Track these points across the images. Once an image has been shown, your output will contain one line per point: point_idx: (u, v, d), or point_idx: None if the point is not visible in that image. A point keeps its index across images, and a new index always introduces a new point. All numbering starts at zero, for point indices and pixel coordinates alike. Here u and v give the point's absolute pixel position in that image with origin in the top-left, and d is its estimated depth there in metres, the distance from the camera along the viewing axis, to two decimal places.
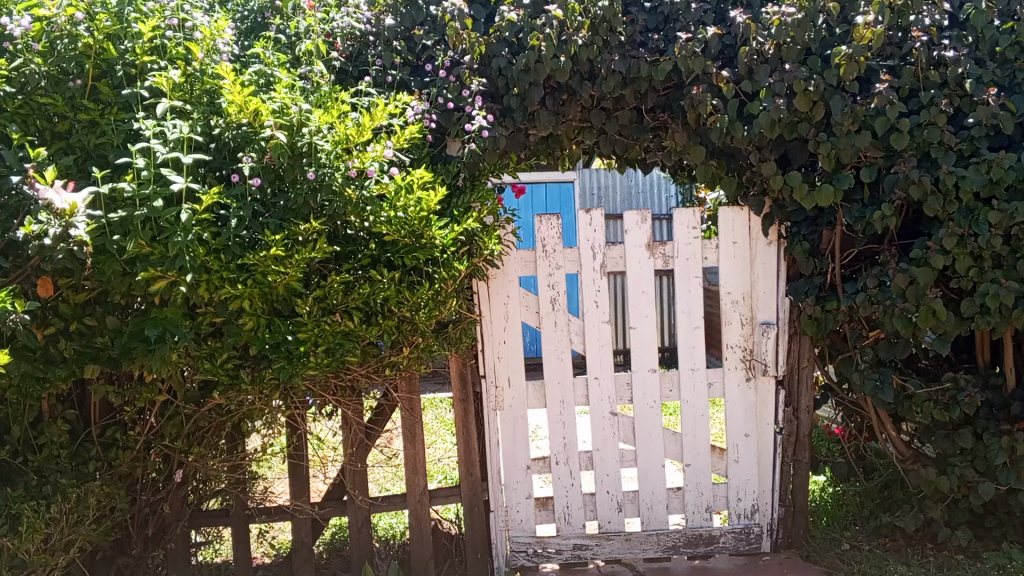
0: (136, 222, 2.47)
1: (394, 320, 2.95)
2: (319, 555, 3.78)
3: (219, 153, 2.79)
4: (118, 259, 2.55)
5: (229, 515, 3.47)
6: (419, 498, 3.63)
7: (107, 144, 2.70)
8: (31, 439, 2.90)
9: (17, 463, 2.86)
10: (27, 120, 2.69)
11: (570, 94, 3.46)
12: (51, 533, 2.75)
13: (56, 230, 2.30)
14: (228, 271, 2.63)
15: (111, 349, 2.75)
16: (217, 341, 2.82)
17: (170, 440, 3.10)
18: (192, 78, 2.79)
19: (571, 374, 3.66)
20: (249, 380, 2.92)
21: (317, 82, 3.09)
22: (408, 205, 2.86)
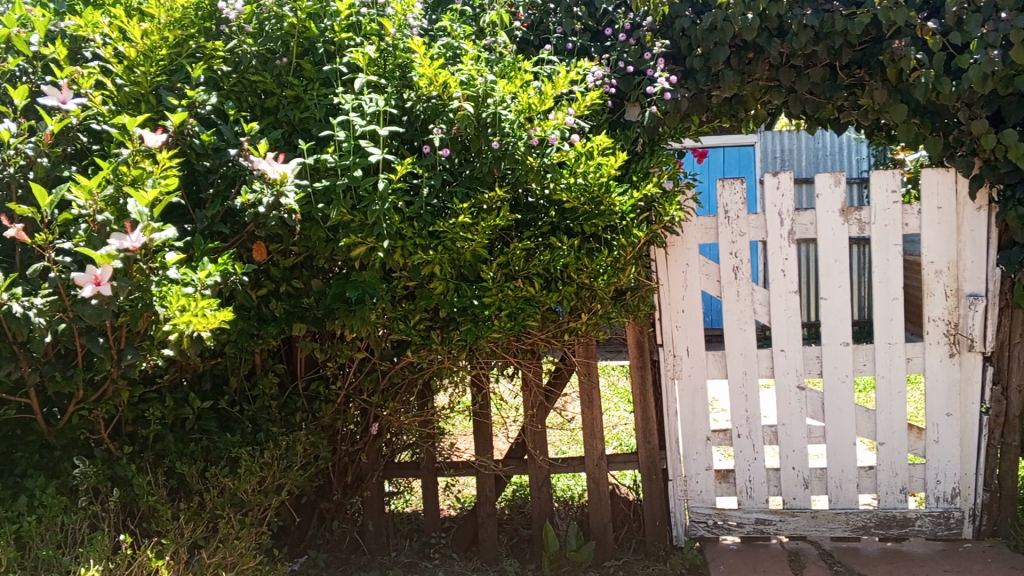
0: (337, 192, 2.63)
1: (574, 286, 3.00)
2: (501, 510, 3.93)
3: (411, 125, 2.88)
4: (322, 226, 2.72)
5: (419, 468, 3.67)
6: (597, 462, 3.66)
7: (311, 118, 2.83)
8: (247, 390, 3.16)
9: (235, 412, 3.12)
10: (240, 97, 2.85)
11: (757, 52, 3.31)
12: (265, 476, 2.97)
13: (269, 198, 2.49)
14: (421, 237, 2.74)
15: (316, 309, 2.97)
16: (411, 303, 2.96)
17: (368, 395, 3.31)
18: (385, 53, 2.90)
19: (754, 345, 3.55)
20: (439, 341, 3.06)
21: (501, 52, 3.13)
22: (589, 170, 2.87)
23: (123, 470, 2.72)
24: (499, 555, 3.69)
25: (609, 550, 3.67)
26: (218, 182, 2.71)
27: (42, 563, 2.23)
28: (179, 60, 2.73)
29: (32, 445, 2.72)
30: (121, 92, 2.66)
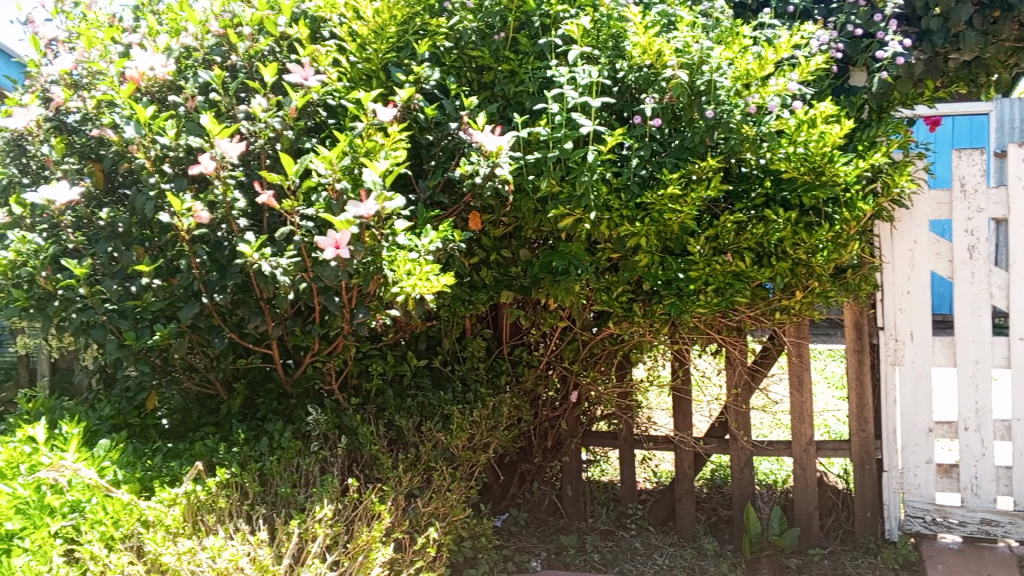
0: (549, 164, 2.64)
1: (789, 262, 2.88)
2: (699, 488, 3.91)
3: (622, 96, 2.85)
4: (533, 198, 2.77)
5: (617, 438, 3.68)
6: (804, 448, 3.51)
7: (526, 92, 2.88)
8: (458, 351, 3.32)
9: (446, 371, 3.30)
10: (460, 72, 2.97)
11: (1005, 10, 3.01)
12: (473, 433, 3.07)
13: (485, 169, 2.57)
14: (629, 210, 2.74)
15: (523, 278, 3.04)
16: (614, 275, 2.97)
17: (568, 362, 3.38)
18: (600, 23, 2.87)
19: (989, 332, 3.27)
20: (642, 314, 3.05)
21: (718, 17, 3.02)
22: (810, 139, 2.75)
23: (349, 420, 2.93)
24: (696, 532, 3.64)
25: (814, 538, 3.53)
26: (439, 154, 2.85)
27: (280, 500, 2.43)
28: (406, 37, 2.86)
29: (271, 392, 2.99)
30: (355, 69, 2.81)
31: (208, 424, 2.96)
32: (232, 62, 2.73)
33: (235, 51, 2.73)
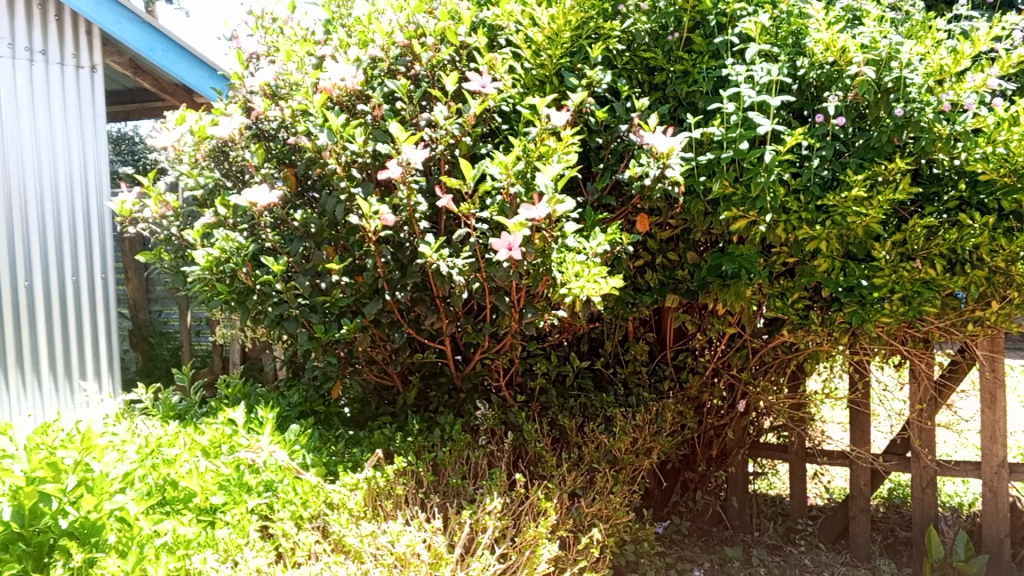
0: (721, 165, 2.60)
1: (985, 270, 2.70)
2: (875, 507, 3.73)
3: (802, 94, 2.76)
4: (704, 200, 2.72)
5: (786, 452, 3.56)
6: (997, 471, 3.24)
7: (698, 92, 2.83)
8: (620, 354, 3.31)
9: (609, 374, 3.30)
10: (631, 75, 2.95)
11: None
12: (637, 437, 3.02)
13: (655, 171, 2.55)
14: (808, 212, 2.63)
15: (689, 282, 2.98)
16: (790, 280, 2.87)
17: (736, 371, 3.31)
18: (779, 20, 2.80)
19: None
20: (819, 323, 2.94)
21: (907, 11, 2.87)
22: (1012, 139, 2.53)
23: (514, 417, 3.00)
24: (872, 552, 3.45)
25: (1004, 567, 3.28)
26: (608, 157, 2.85)
27: (452, 490, 2.53)
28: (581, 41, 2.88)
29: (442, 386, 3.12)
30: (529, 75, 2.88)
31: (384, 414, 3.12)
32: (415, 71, 2.87)
33: (418, 61, 2.86)
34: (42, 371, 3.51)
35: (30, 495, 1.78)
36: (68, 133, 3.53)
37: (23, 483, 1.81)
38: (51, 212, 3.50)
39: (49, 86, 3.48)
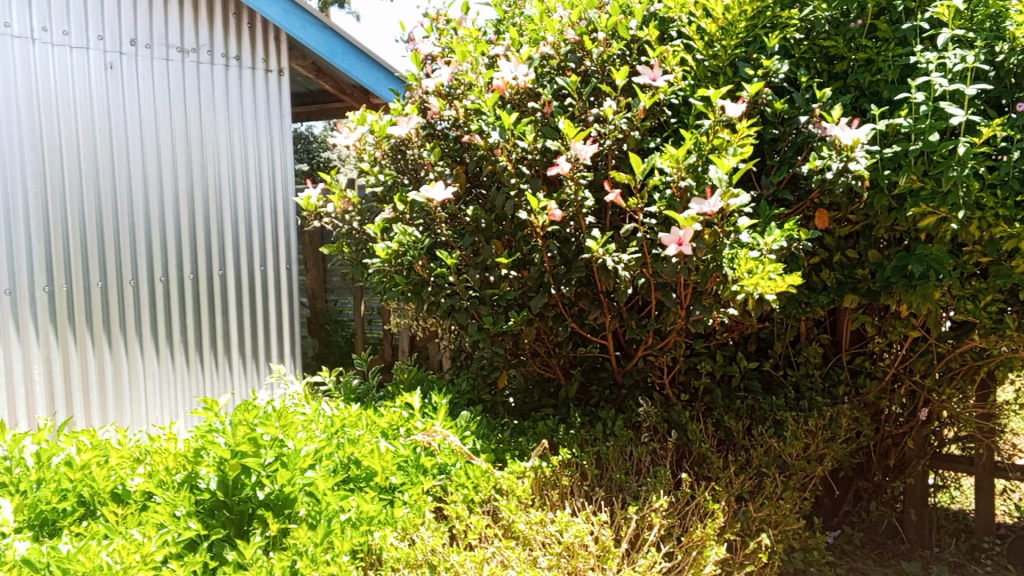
0: (909, 158, 2.48)
1: None
2: None
3: (1000, 82, 2.58)
4: (888, 194, 2.60)
5: (973, 464, 3.32)
6: None
7: (883, 81, 2.70)
8: (791, 356, 3.21)
9: (779, 376, 3.20)
10: (809, 64, 2.85)
11: None
12: (809, 443, 2.90)
13: (837, 164, 2.47)
14: (1006, 208, 2.46)
15: (870, 282, 2.83)
16: (982, 281, 2.68)
17: (919, 377, 3.10)
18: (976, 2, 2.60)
19: None
20: (1014, 327, 2.76)
21: None
22: None
23: (678, 415, 2.96)
24: None
25: None
26: (784, 149, 2.77)
27: (616, 485, 2.54)
28: (756, 31, 2.80)
29: (604, 381, 3.12)
30: (700, 66, 2.82)
31: (547, 405, 3.15)
32: (585, 67, 2.89)
33: (589, 57, 2.88)
34: (232, 352, 3.72)
35: (234, 467, 1.96)
36: (257, 132, 3.76)
37: (228, 456, 1.97)
38: (242, 205, 3.71)
39: (241, 87, 3.69)
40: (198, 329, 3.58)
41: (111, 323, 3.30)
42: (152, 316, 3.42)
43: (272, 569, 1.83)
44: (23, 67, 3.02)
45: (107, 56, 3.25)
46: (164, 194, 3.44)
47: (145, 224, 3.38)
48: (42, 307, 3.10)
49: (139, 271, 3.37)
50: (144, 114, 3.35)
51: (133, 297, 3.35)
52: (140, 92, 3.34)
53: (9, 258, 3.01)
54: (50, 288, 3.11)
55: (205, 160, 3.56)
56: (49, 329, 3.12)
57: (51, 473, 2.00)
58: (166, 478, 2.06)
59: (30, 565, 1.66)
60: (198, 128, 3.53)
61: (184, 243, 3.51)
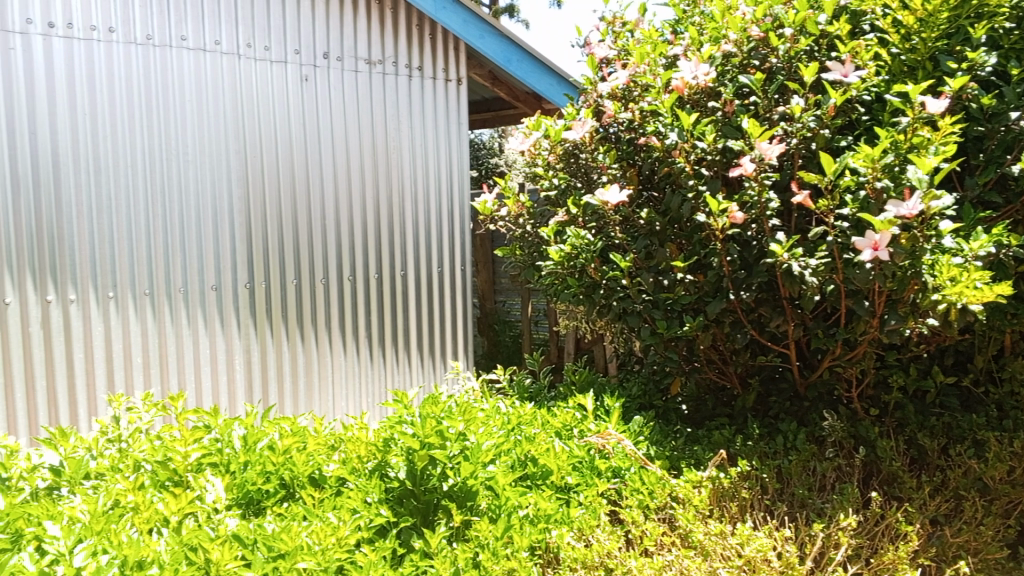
0: None
1: None
2: None
3: None
4: None
5: None
6: None
7: None
8: (994, 372, 2.98)
9: (979, 393, 2.98)
10: None
11: None
12: (1014, 467, 2.66)
13: None
14: None
15: None
16: None
17: None
18: None
19: None
20: None
21: None
22: None
23: (866, 431, 2.82)
24: None
25: None
26: (992, 147, 2.58)
27: (798, 501, 2.44)
28: (961, 21, 2.62)
29: (783, 392, 3.00)
30: (896, 61, 2.68)
31: (722, 415, 3.06)
32: (771, 64, 2.80)
33: (774, 53, 2.79)
34: (409, 349, 3.91)
35: (422, 458, 2.05)
36: (437, 138, 3.90)
37: (417, 447, 2.06)
38: (422, 208, 3.87)
39: (423, 95, 3.84)
40: (379, 326, 3.78)
41: (304, 318, 3.53)
42: (340, 313, 3.63)
43: (457, 559, 1.92)
44: (231, 81, 3.26)
45: (303, 69, 3.46)
46: (352, 198, 3.62)
47: (335, 226, 3.58)
48: (244, 302, 3.34)
49: (328, 271, 3.58)
50: (334, 123, 3.55)
51: (323, 295, 3.57)
52: (331, 102, 3.54)
53: (217, 257, 3.26)
54: (250, 284, 3.35)
55: (389, 166, 3.73)
56: (249, 323, 3.37)
57: (256, 456, 2.13)
58: (358, 465, 2.19)
59: (240, 540, 1.78)
60: (383, 134, 3.70)
61: (369, 245, 3.70)
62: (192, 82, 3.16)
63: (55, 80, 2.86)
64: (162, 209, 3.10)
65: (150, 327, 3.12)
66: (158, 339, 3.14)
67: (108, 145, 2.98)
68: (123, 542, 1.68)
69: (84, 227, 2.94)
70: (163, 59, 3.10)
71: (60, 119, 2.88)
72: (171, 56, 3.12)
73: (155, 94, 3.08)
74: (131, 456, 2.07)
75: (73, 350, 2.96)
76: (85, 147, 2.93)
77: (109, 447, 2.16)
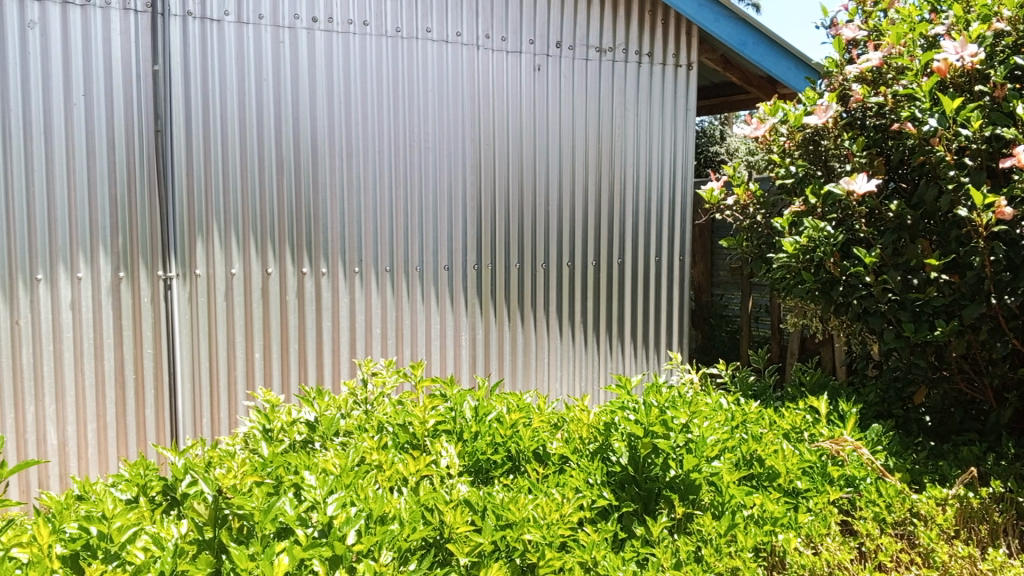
0: None
1: None
2: None
3: None
4: None
5: None
6: None
7: None
8: None
9: None
10: None
11: None
12: None
13: None
14: None
15: None
16: None
17: None
18: None
19: None
20: None
21: None
22: None
23: None
24: None
25: None
26: None
27: None
28: None
29: None
30: None
31: (971, 429, 2.83)
32: None
33: None
34: (626, 337, 3.90)
35: (646, 445, 2.03)
36: (665, 126, 3.83)
37: (640, 434, 2.06)
38: (645, 197, 3.83)
39: (652, 82, 3.79)
40: (597, 312, 3.80)
41: (525, 300, 3.62)
42: (559, 297, 3.69)
43: (678, 551, 1.92)
44: (469, 70, 3.39)
45: (536, 58, 3.52)
46: (577, 185, 3.66)
47: (559, 213, 3.63)
48: (472, 282, 3.48)
49: (551, 256, 3.65)
50: (564, 111, 3.59)
51: (545, 278, 3.64)
52: (562, 91, 3.58)
53: (449, 238, 3.41)
54: (479, 265, 3.49)
55: (614, 154, 3.72)
56: (475, 302, 3.51)
57: (486, 427, 2.20)
58: (580, 445, 2.21)
59: (470, 506, 1.85)
60: (611, 122, 3.70)
61: (592, 232, 3.72)
62: (434, 71, 3.32)
63: (316, 71, 3.11)
64: (402, 191, 3.29)
65: (389, 301, 3.33)
66: (394, 312, 3.35)
67: (359, 131, 3.20)
68: (369, 496, 1.81)
69: (335, 207, 3.18)
70: (409, 50, 3.28)
71: (320, 106, 3.12)
72: (416, 47, 3.29)
73: (400, 83, 3.26)
74: (376, 417, 2.24)
75: (322, 319, 3.22)
76: (339, 133, 3.16)
77: (357, 407, 2.36)
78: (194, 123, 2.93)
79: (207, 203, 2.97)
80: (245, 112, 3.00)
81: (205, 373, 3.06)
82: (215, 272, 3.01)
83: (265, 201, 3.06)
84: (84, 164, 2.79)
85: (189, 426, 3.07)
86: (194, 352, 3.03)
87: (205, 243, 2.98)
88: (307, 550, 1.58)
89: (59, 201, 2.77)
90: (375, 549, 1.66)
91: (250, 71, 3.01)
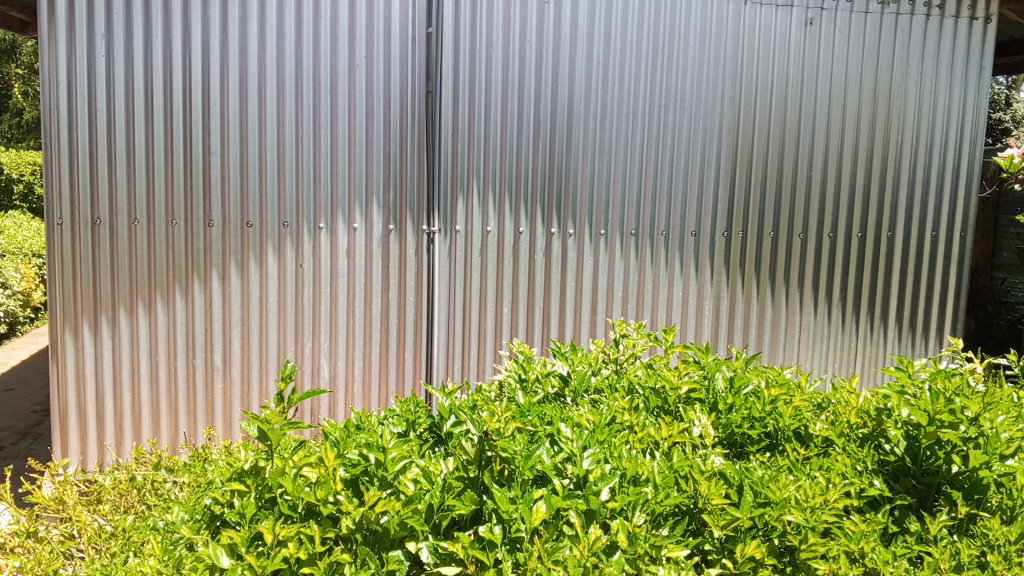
0: None
1: None
2: None
3: None
4: None
5: None
6: None
7: None
8: None
9: None
10: None
11: None
12: None
13: None
14: None
15: None
16: None
17: None
18: None
19: None
20: None
21: None
22: None
23: None
24: None
25: None
26: None
27: None
28: None
29: None
30: None
31: None
32: None
33: None
34: (888, 318, 3.59)
35: (929, 436, 1.85)
36: (952, 87, 3.44)
37: (924, 422, 1.87)
38: (922, 166, 3.48)
39: (941, 38, 3.41)
40: (858, 289, 3.53)
41: (777, 272, 3.44)
42: (815, 270, 3.47)
43: (959, 553, 1.74)
44: (734, 27, 3.21)
45: (808, 12, 3.28)
46: (844, 151, 3.40)
47: (822, 180, 3.40)
48: (720, 250, 3.36)
49: (809, 225, 3.43)
50: (834, 70, 3.33)
51: (801, 249, 3.44)
52: (834, 48, 3.32)
53: (698, 203, 3.30)
54: (729, 233, 3.35)
55: (890, 117, 3.42)
56: (723, 271, 3.38)
57: (742, 401, 2.08)
58: (847, 430, 2.07)
59: (726, 478, 1.77)
60: (888, 81, 3.39)
61: (856, 202, 3.45)
62: (697, 28, 3.19)
63: (578, 29, 3.10)
64: (654, 154, 3.23)
65: (632, 265, 3.29)
66: (637, 276, 3.31)
67: (616, 91, 3.16)
68: (623, 456, 1.80)
69: (587, 168, 3.17)
70: (671, 8, 3.16)
71: (580, 65, 3.11)
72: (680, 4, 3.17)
73: (662, 41, 3.17)
74: (627, 378, 2.22)
75: (567, 280, 3.25)
76: (596, 93, 3.14)
77: (605, 366, 2.35)
78: (461, 82, 3.03)
79: (468, 160, 3.07)
80: (508, 71, 3.06)
81: (458, 323, 3.19)
82: (472, 229, 3.12)
83: (522, 160, 3.11)
84: (363, 122, 2.98)
85: (441, 372, 3.21)
86: (450, 303, 3.17)
87: (464, 200, 3.09)
88: (564, 501, 1.60)
89: (340, 156, 2.99)
90: (629, 509, 1.64)
91: (514, 31, 3.05)
